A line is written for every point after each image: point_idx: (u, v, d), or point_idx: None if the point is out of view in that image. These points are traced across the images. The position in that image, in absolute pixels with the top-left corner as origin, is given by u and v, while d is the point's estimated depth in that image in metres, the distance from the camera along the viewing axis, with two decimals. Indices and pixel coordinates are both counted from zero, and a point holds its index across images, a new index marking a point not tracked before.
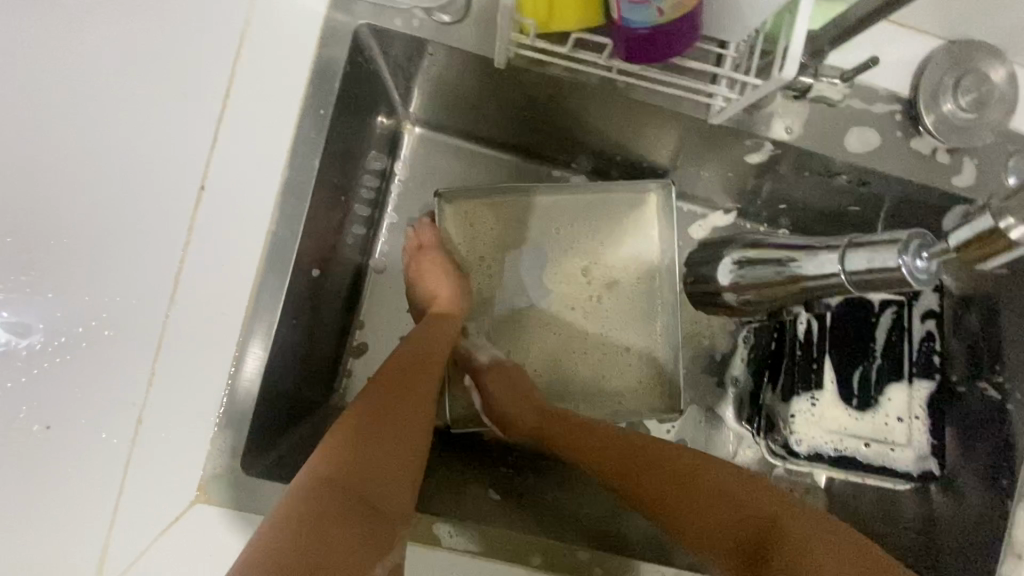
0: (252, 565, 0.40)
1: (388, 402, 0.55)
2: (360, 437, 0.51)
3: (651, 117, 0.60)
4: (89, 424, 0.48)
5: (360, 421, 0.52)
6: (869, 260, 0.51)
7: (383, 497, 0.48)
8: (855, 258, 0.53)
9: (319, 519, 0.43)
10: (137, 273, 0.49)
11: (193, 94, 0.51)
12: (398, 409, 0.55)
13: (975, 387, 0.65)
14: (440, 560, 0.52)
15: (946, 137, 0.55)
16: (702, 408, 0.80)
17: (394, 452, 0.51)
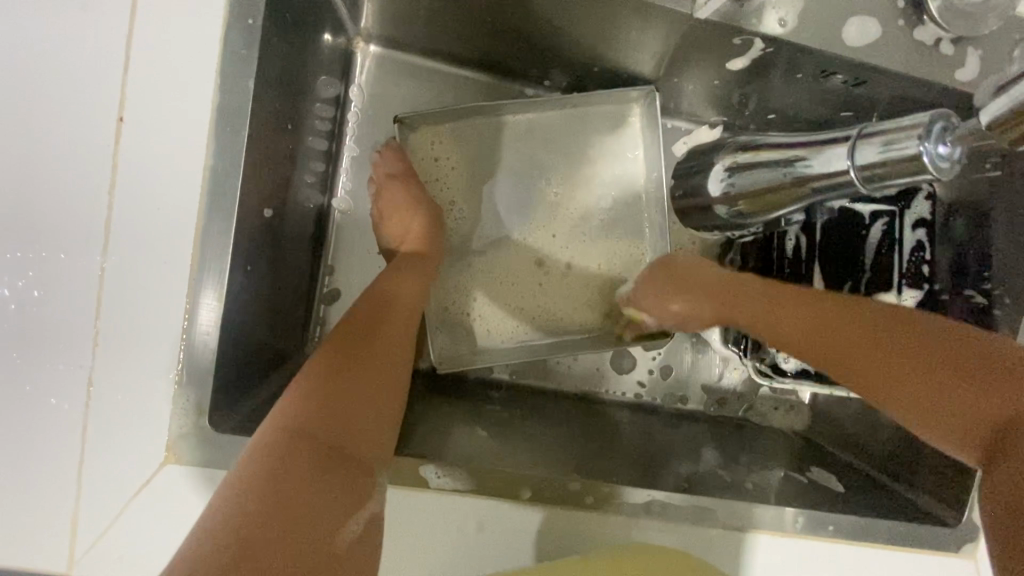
0: (216, 528, 0.37)
1: (355, 354, 0.51)
2: (331, 385, 0.48)
3: (629, 12, 0.53)
4: (34, 393, 0.44)
5: (327, 369, 0.49)
6: (884, 150, 0.43)
7: (357, 446, 0.46)
8: (867, 150, 0.45)
9: (289, 475, 0.40)
10: (61, 223, 0.44)
11: (95, 8, 0.43)
12: (367, 361, 0.51)
13: (960, 296, 0.62)
14: (429, 499, 0.52)
15: (952, 26, 0.50)
16: (688, 333, 0.79)
17: (365, 405, 0.48)
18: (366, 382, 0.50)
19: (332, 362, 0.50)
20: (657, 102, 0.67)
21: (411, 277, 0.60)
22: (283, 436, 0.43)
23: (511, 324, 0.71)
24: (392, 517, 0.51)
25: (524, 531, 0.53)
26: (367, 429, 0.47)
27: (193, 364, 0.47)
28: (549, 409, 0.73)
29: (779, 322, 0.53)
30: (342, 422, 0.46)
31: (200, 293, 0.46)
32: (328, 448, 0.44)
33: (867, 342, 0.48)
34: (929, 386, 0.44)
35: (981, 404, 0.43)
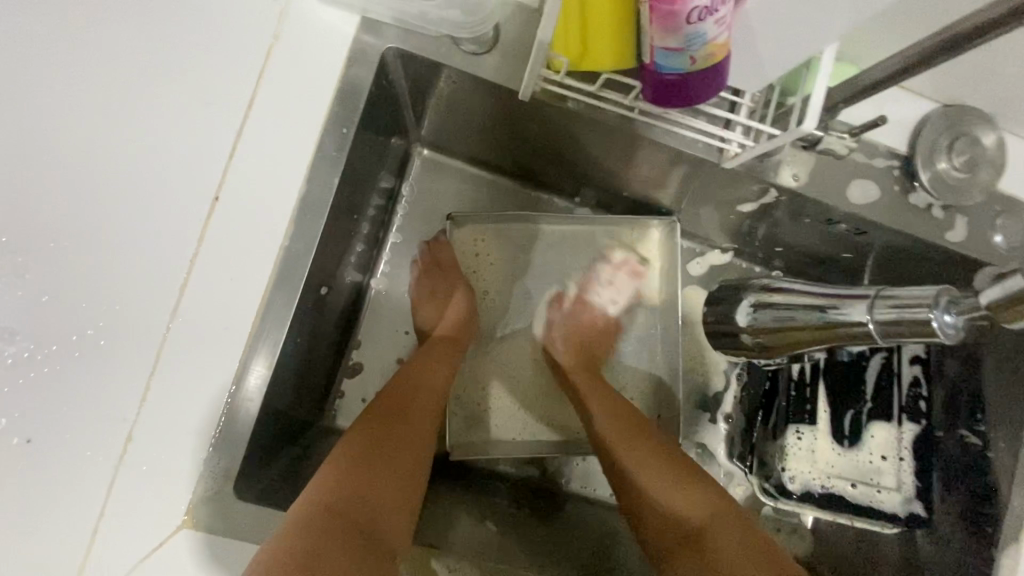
0: None
1: (388, 431, 0.54)
2: (365, 462, 0.51)
3: (662, 158, 0.61)
4: (74, 439, 0.46)
5: (360, 449, 0.52)
6: (899, 311, 0.42)
7: (380, 522, 0.48)
8: (883, 309, 0.43)
9: (323, 547, 0.44)
10: (140, 282, 0.48)
11: (213, 104, 0.50)
12: (396, 438, 0.54)
13: (954, 434, 0.67)
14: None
15: (940, 194, 0.58)
16: (694, 442, 0.80)
17: (393, 483, 0.51)
18: (395, 457, 0.53)
19: (367, 438, 0.53)
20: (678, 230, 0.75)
21: (442, 359, 0.65)
22: (320, 510, 0.46)
23: (523, 418, 0.73)
24: None
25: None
26: (392, 504, 0.50)
27: (231, 428, 0.48)
28: (554, 504, 0.73)
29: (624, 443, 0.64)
30: (370, 495, 0.49)
31: (251, 360, 0.49)
32: (356, 524, 0.47)
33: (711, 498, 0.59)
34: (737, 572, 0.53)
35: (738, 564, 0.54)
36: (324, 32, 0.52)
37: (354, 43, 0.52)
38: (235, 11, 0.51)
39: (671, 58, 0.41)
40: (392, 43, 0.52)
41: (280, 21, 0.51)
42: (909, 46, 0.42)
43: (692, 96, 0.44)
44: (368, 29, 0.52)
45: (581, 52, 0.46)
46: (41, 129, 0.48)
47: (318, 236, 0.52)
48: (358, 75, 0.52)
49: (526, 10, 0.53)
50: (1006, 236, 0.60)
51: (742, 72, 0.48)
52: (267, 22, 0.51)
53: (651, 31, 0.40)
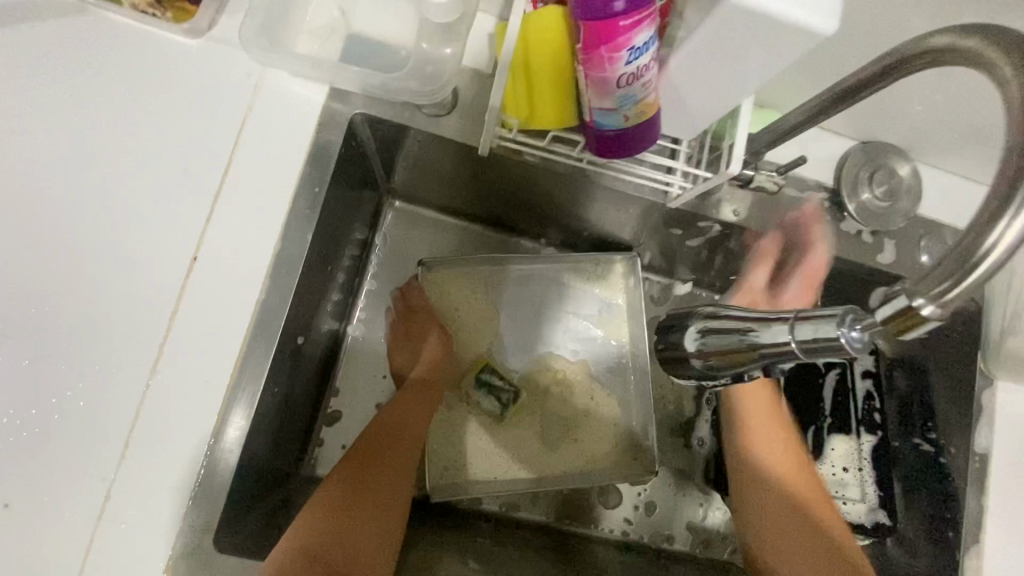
0: None
1: (364, 479, 0.59)
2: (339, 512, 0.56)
3: (615, 200, 0.66)
4: (51, 502, 0.46)
5: (336, 499, 0.57)
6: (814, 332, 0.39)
7: (355, 565, 0.53)
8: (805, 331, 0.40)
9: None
10: (119, 342, 0.49)
11: (191, 171, 0.53)
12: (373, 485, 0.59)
13: (910, 442, 0.70)
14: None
15: (866, 221, 0.64)
16: (672, 471, 0.80)
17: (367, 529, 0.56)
18: (368, 507, 0.57)
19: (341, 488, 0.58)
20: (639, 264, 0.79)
21: (419, 402, 0.68)
22: (298, 554, 0.51)
23: (501, 455, 0.74)
24: None
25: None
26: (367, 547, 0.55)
27: (209, 481, 0.49)
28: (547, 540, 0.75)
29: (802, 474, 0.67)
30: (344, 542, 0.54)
31: (229, 412, 0.51)
32: (329, 567, 0.52)
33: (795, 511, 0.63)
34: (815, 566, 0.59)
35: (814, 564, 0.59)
36: (296, 101, 0.56)
37: (323, 110, 0.56)
38: (212, 85, 0.55)
39: (609, 117, 0.47)
40: (359, 109, 0.57)
41: (254, 93, 0.55)
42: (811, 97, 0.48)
43: (634, 145, 0.50)
44: (336, 97, 0.57)
45: (530, 111, 0.51)
46: (22, 200, 0.50)
47: (293, 289, 0.54)
48: (328, 138, 0.56)
49: (481, 75, 0.59)
50: (930, 255, 0.66)
51: (675, 124, 0.54)
52: (242, 94, 0.55)
53: (589, 95, 0.46)
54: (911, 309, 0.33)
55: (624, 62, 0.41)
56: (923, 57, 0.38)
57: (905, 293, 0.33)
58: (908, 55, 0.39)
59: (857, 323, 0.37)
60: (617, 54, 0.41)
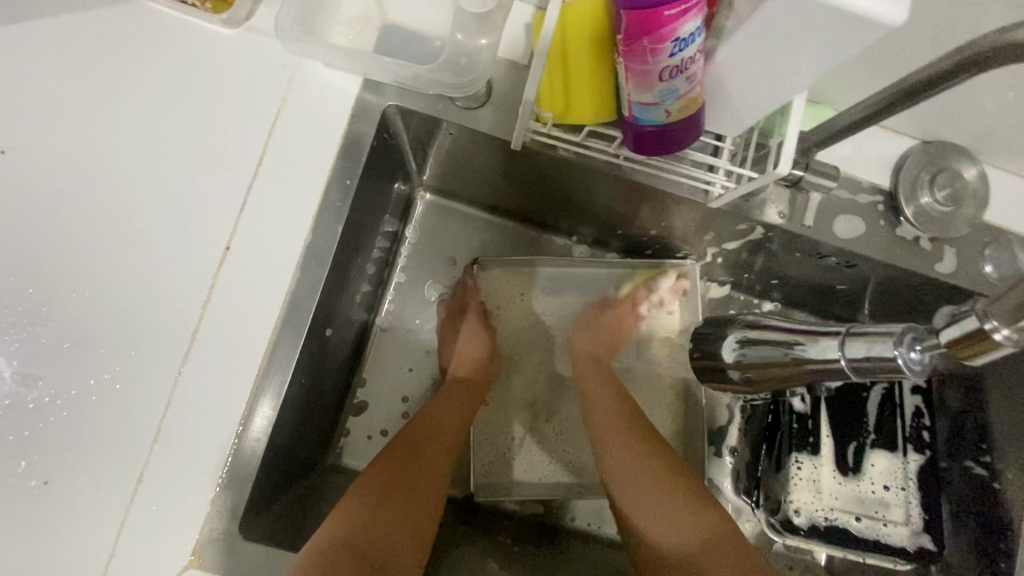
0: None
1: (404, 468, 0.59)
2: (381, 502, 0.55)
3: (651, 198, 0.63)
4: (88, 480, 0.48)
5: (377, 486, 0.56)
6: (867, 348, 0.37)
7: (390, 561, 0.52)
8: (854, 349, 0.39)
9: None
10: (155, 328, 0.50)
11: (227, 160, 0.53)
12: (412, 473, 0.59)
13: (959, 464, 0.66)
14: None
15: (925, 226, 0.60)
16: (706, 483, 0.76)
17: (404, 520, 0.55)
18: (409, 499, 0.57)
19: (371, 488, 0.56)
20: (694, 272, 0.75)
21: (462, 397, 0.69)
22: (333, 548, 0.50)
23: (541, 459, 0.73)
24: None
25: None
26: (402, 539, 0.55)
27: (236, 469, 0.50)
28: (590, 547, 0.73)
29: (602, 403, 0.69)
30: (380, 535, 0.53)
31: (257, 402, 0.51)
32: (363, 560, 0.51)
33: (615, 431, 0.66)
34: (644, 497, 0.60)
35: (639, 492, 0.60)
36: (329, 92, 0.55)
37: (357, 102, 0.56)
38: (248, 74, 0.55)
39: (649, 111, 0.44)
40: (392, 101, 0.56)
41: (290, 83, 0.55)
42: (871, 94, 0.44)
43: (674, 143, 0.47)
44: (370, 89, 0.56)
45: (565, 105, 0.49)
46: (67, 187, 0.52)
47: (323, 280, 0.54)
48: (361, 130, 0.56)
49: (517, 67, 0.57)
50: (995, 265, 0.61)
51: (720, 120, 0.51)
52: (277, 84, 0.55)
53: (629, 88, 0.43)
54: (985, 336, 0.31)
55: (668, 54, 0.39)
56: (1005, 52, 0.34)
57: (975, 315, 0.32)
58: (988, 48, 0.35)
59: (916, 343, 0.35)
60: (660, 46, 0.39)
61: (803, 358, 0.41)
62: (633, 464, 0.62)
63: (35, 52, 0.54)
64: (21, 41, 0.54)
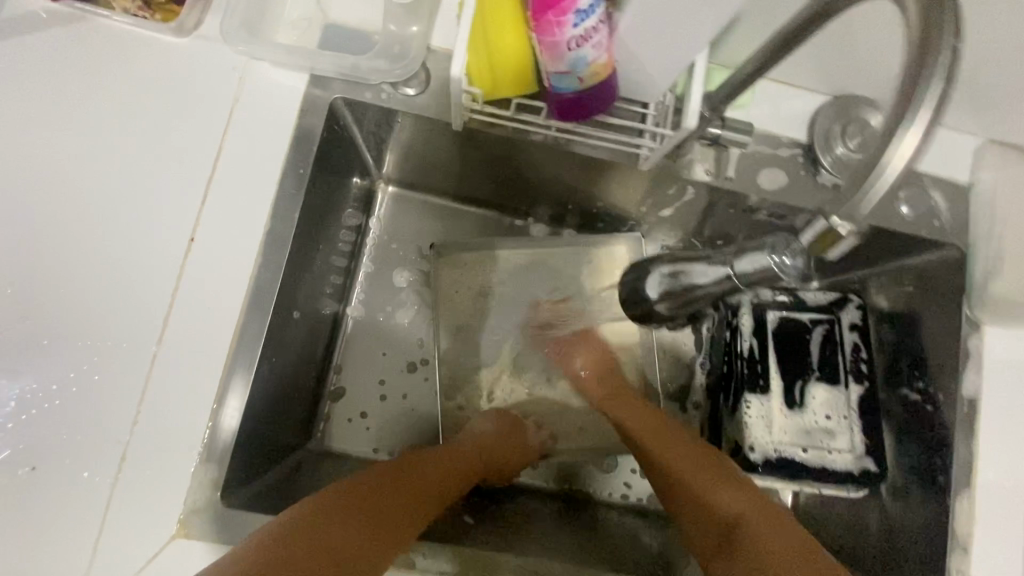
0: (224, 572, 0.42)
1: (411, 465, 0.60)
2: (373, 490, 0.53)
3: (595, 168, 0.68)
4: (74, 463, 0.51)
5: (378, 478, 0.55)
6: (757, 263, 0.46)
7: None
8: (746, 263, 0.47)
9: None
10: (128, 317, 0.54)
11: (186, 159, 0.57)
12: (420, 469, 0.60)
13: (897, 394, 0.72)
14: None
15: (841, 174, 0.65)
16: None
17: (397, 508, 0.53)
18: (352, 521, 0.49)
19: (351, 493, 0.52)
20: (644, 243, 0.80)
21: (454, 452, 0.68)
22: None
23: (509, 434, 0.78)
24: None
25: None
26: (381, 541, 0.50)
27: (214, 442, 0.53)
28: (572, 507, 0.78)
29: (624, 404, 0.72)
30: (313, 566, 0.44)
31: (230, 379, 0.55)
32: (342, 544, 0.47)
33: (652, 427, 0.68)
34: (699, 476, 0.61)
35: (694, 473, 0.61)
36: (278, 89, 0.59)
37: (305, 97, 0.60)
38: (201, 78, 0.59)
39: (564, 79, 0.48)
40: (338, 93, 0.60)
41: (240, 83, 0.59)
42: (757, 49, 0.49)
43: (591, 106, 0.52)
44: (317, 84, 0.60)
45: (491, 83, 0.53)
46: (35, 192, 0.55)
47: (285, 263, 0.58)
48: (311, 122, 0.60)
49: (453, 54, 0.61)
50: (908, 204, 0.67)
51: (638, 87, 0.56)
52: (229, 85, 0.59)
53: (544, 60, 0.48)
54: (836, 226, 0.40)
55: (571, 25, 0.44)
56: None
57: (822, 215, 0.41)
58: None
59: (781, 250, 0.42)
60: (564, 18, 0.43)
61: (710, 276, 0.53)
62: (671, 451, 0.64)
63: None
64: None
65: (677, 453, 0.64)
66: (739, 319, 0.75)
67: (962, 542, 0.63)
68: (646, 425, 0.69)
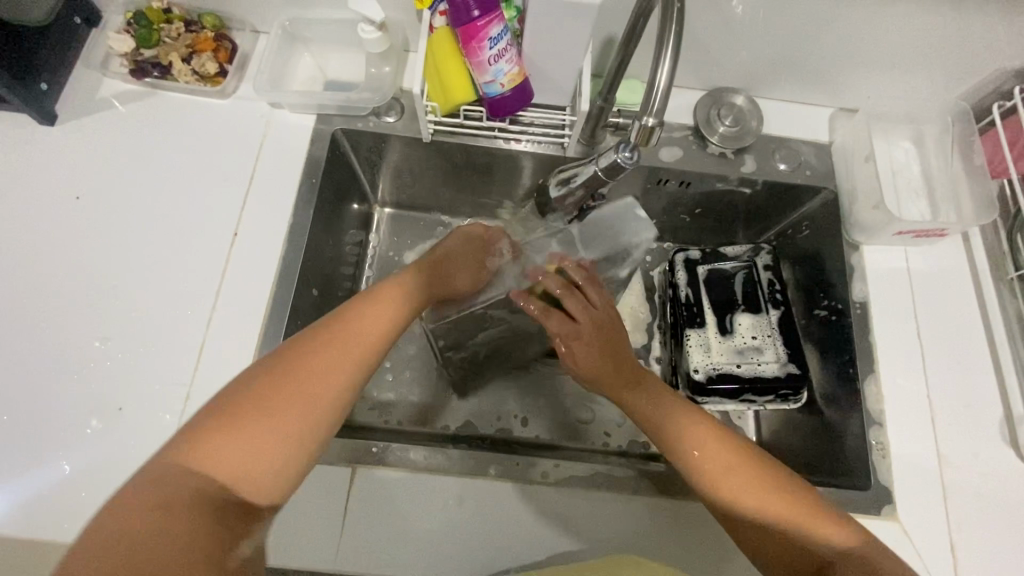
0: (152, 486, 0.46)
1: (320, 354, 0.56)
2: (285, 389, 0.53)
3: (537, 166, 0.87)
4: (150, 402, 0.66)
5: (284, 371, 0.54)
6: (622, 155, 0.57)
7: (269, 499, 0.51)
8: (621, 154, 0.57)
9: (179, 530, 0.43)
10: (190, 294, 0.71)
11: (229, 180, 0.78)
12: (332, 362, 0.56)
13: (813, 316, 0.87)
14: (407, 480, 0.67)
15: (725, 144, 0.84)
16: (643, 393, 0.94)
17: (318, 398, 0.54)
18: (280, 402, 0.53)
19: (259, 399, 0.52)
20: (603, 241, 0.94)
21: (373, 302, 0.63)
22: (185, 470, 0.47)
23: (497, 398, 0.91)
24: (377, 491, 0.66)
25: (509, 499, 0.67)
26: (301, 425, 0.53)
27: None
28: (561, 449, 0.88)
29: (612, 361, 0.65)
30: (238, 469, 0.49)
31: (266, 334, 0.71)
32: (252, 446, 0.50)
33: (646, 393, 0.64)
34: (714, 456, 0.59)
35: (709, 450, 0.59)
36: (294, 127, 0.81)
37: (314, 131, 0.81)
38: (238, 125, 0.81)
39: (490, 86, 0.70)
40: (338, 126, 0.82)
41: (267, 126, 0.81)
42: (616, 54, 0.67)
43: (515, 105, 0.73)
44: (322, 121, 0.82)
45: (444, 98, 0.74)
46: (119, 212, 0.74)
47: (304, 247, 0.76)
48: (319, 147, 0.81)
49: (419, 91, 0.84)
50: (784, 161, 0.86)
51: (552, 92, 0.77)
52: (258, 127, 0.81)
53: (475, 74, 0.69)
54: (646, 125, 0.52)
55: (488, 48, 0.65)
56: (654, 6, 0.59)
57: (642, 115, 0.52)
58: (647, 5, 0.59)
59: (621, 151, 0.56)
60: (482, 44, 0.65)
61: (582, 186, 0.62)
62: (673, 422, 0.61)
63: (87, 130, 0.78)
64: (77, 124, 0.78)
65: (682, 430, 0.61)
66: (676, 274, 0.91)
67: (877, 418, 0.74)
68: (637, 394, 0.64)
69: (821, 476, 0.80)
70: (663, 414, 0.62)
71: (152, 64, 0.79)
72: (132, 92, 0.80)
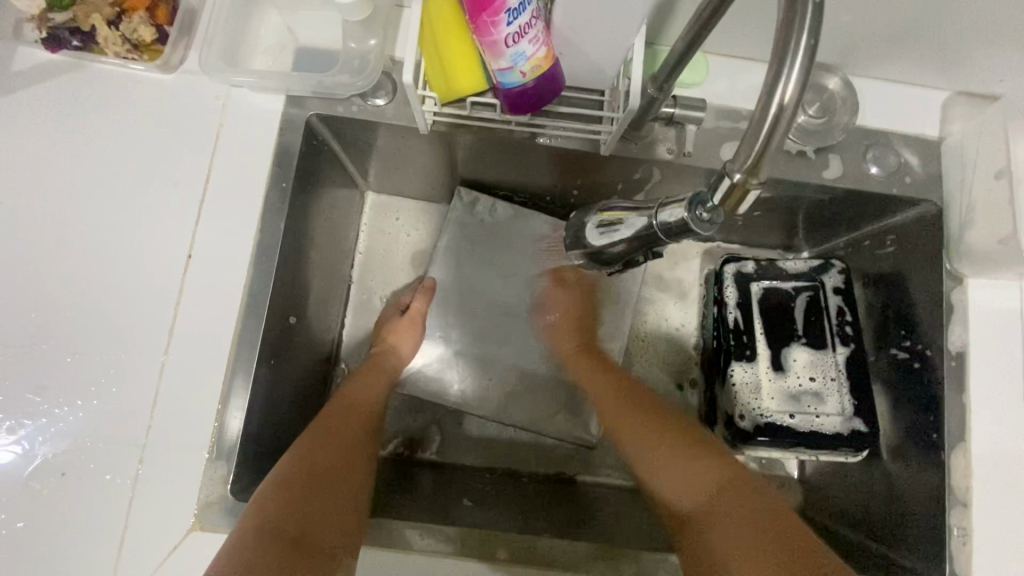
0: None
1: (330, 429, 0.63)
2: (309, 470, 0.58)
3: (564, 161, 0.70)
4: (98, 467, 0.56)
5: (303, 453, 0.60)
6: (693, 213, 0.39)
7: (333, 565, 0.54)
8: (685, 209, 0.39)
9: None
10: (137, 331, 0.59)
11: (180, 183, 0.62)
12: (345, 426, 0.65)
13: (887, 354, 0.72)
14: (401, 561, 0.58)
15: (805, 140, 0.66)
16: None
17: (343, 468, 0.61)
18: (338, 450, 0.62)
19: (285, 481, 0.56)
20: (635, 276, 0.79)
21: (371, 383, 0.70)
22: (257, 533, 0.52)
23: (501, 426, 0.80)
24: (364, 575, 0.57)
25: None
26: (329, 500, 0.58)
27: (221, 440, 0.58)
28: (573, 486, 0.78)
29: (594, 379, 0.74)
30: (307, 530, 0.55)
31: (232, 382, 0.59)
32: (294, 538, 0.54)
33: (639, 408, 0.69)
34: (682, 471, 0.62)
35: (660, 462, 0.64)
36: (258, 112, 0.64)
37: (283, 117, 0.64)
38: (188, 108, 0.64)
39: (506, 74, 0.51)
40: (314, 111, 0.65)
41: (224, 110, 0.64)
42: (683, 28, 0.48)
43: (539, 97, 0.55)
44: (293, 104, 0.65)
45: (444, 84, 0.56)
46: (46, 225, 0.61)
47: (274, 272, 0.62)
48: (290, 140, 0.64)
49: None
50: (878, 164, 0.68)
51: (587, 75, 0.58)
52: (213, 112, 0.64)
53: (487, 58, 0.51)
54: (736, 183, 0.36)
55: (505, 23, 0.47)
56: None
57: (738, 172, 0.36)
58: None
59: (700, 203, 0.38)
60: (498, 18, 0.47)
61: (618, 240, 0.45)
62: (633, 437, 0.67)
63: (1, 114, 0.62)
64: None
65: (637, 449, 0.66)
66: (724, 292, 0.76)
67: (960, 498, 0.62)
68: (624, 411, 0.69)
69: (877, 543, 0.70)
70: (625, 427, 0.68)
71: (68, 30, 0.61)
72: (54, 63, 0.64)
